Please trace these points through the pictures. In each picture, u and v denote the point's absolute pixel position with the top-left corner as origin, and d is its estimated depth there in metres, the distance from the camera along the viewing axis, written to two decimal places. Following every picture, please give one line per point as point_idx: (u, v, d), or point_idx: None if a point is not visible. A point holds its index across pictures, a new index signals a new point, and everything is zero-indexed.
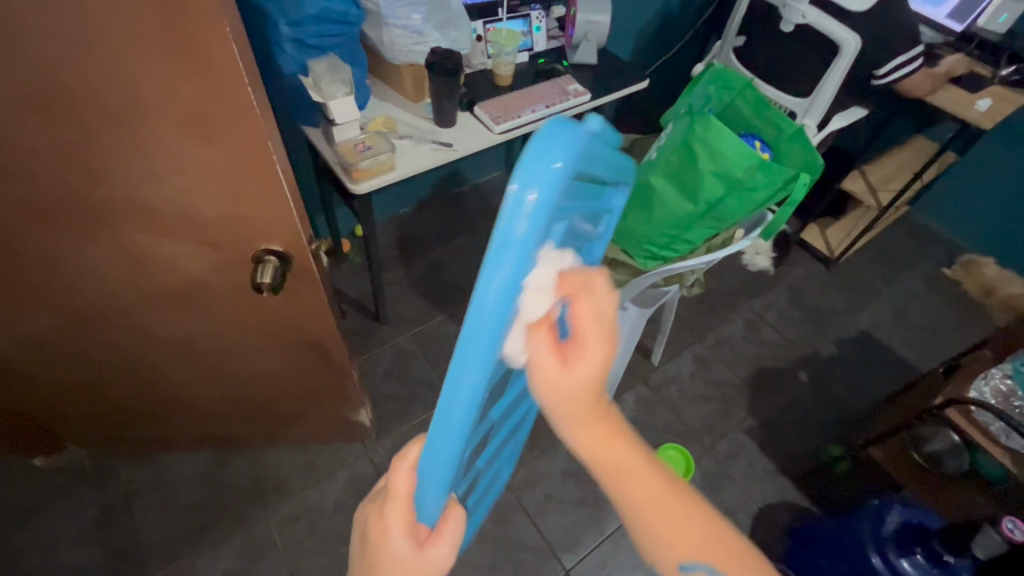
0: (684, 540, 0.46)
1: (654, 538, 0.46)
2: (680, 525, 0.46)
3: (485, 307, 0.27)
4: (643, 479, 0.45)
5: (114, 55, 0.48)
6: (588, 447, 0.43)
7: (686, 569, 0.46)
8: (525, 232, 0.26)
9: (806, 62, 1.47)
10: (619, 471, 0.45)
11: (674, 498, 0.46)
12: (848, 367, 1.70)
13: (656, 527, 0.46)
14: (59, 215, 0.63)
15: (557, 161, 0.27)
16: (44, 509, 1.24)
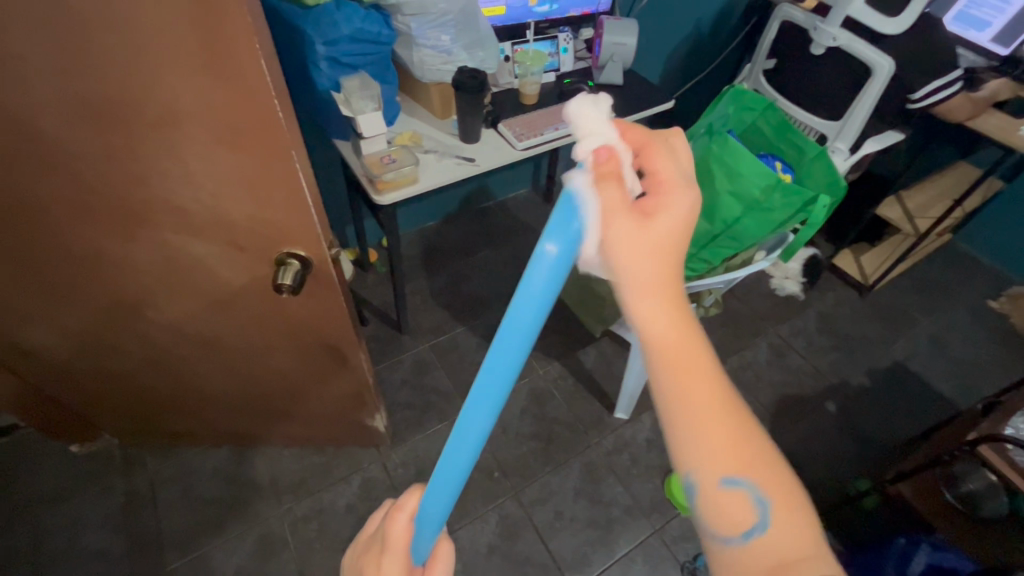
0: (727, 446, 0.44)
1: (700, 444, 0.44)
2: (725, 431, 0.45)
3: (551, 246, 0.34)
4: (702, 361, 0.46)
5: (157, 67, 0.52)
6: (660, 323, 0.45)
7: (726, 483, 0.44)
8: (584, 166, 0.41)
9: (837, 85, 1.45)
10: (677, 354, 0.45)
11: (730, 410, 0.45)
12: (880, 400, 1.63)
13: (706, 434, 0.44)
14: (102, 213, 0.68)
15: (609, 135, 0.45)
16: (75, 494, 1.31)
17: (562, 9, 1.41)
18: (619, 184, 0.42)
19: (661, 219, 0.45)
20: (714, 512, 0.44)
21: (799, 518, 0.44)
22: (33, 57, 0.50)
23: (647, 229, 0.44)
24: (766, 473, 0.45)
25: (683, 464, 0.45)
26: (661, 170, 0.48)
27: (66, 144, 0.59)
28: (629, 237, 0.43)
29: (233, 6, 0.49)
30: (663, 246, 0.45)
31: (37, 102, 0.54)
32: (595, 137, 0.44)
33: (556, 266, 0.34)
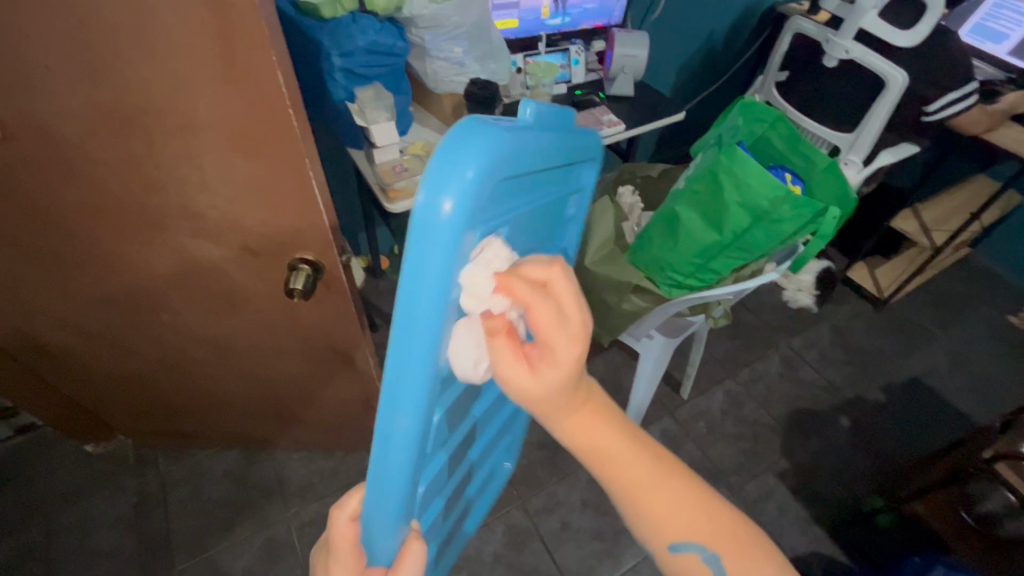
0: (672, 518, 0.46)
1: (646, 523, 0.46)
2: (669, 503, 0.46)
3: (442, 206, 0.30)
4: (629, 454, 0.45)
5: (177, 78, 0.54)
6: (574, 432, 0.44)
7: (675, 549, 0.46)
8: (451, 216, 0.30)
9: (850, 97, 1.45)
10: (601, 452, 0.45)
11: (670, 481, 0.46)
12: (895, 416, 1.59)
13: (654, 513, 0.46)
14: (122, 217, 0.70)
15: (469, 170, 0.30)
16: (89, 492, 1.33)
17: (574, 22, 1.44)
18: (503, 338, 0.39)
19: (548, 367, 0.40)
20: (674, 574, 0.47)
21: (757, 560, 0.47)
22: (61, 65, 0.52)
23: (531, 384, 0.40)
24: (713, 531, 0.46)
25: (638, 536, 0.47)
26: (541, 321, 0.38)
27: (90, 149, 0.61)
28: (517, 391, 0.41)
29: (252, 19, 0.51)
30: (548, 391, 0.41)
31: (64, 109, 0.56)
32: (480, 302, 0.36)
33: (456, 222, 0.31)
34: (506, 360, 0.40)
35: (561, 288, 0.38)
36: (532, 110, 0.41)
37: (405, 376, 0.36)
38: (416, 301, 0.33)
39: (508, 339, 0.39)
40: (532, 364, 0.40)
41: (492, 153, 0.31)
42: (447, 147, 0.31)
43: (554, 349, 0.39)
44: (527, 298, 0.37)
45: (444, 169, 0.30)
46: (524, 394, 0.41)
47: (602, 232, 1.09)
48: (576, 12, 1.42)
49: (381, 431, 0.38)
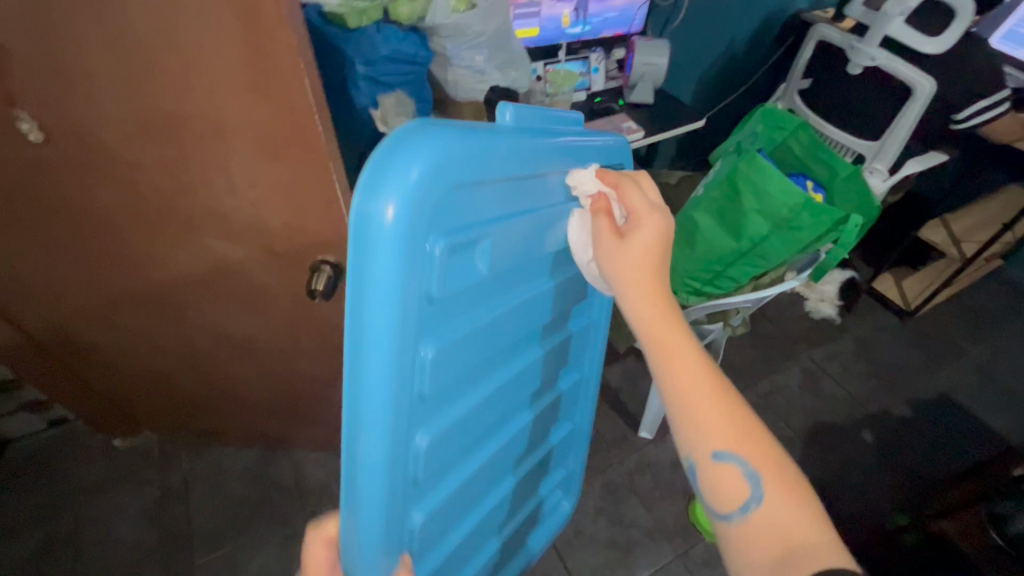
0: (720, 423, 0.45)
1: (693, 422, 0.46)
2: (717, 409, 0.46)
3: (379, 214, 0.35)
4: (690, 349, 0.47)
5: (210, 84, 0.57)
6: (644, 318, 0.48)
7: (718, 458, 0.45)
8: (385, 222, 0.35)
9: (876, 105, 1.42)
10: (668, 344, 0.47)
11: (721, 391, 0.47)
12: (922, 433, 1.55)
13: (700, 411, 0.46)
14: (155, 217, 0.73)
15: (405, 179, 0.35)
16: (115, 485, 1.37)
17: (595, 30, 1.44)
18: (604, 217, 0.50)
19: (645, 233, 0.48)
20: (713, 487, 0.45)
21: (799, 503, 0.44)
22: (99, 69, 0.55)
23: (620, 249, 0.48)
24: (759, 450, 0.45)
25: (681, 443, 0.47)
26: (636, 200, 0.49)
27: (126, 151, 0.64)
28: (611, 260, 0.49)
29: (280, 26, 0.53)
30: (636, 259, 0.48)
31: (102, 111, 0.59)
32: (593, 184, 0.53)
33: (394, 225, 0.35)
34: (603, 233, 0.50)
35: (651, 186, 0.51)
36: (510, 114, 0.48)
37: (367, 389, 0.41)
38: (370, 305, 0.38)
39: (608, 219, 0.50)
40: (623, 236, 0.49)
41: (423, 163, 0.35)
42: (384, 160, 0.35)
43: (642, 225, 0.48)
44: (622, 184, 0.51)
45: (380, 177, 0.35)
46: (616, 256, 0.48)
47: None
48: (598, 21, 1.42)
49: (351, 436, 0.43)
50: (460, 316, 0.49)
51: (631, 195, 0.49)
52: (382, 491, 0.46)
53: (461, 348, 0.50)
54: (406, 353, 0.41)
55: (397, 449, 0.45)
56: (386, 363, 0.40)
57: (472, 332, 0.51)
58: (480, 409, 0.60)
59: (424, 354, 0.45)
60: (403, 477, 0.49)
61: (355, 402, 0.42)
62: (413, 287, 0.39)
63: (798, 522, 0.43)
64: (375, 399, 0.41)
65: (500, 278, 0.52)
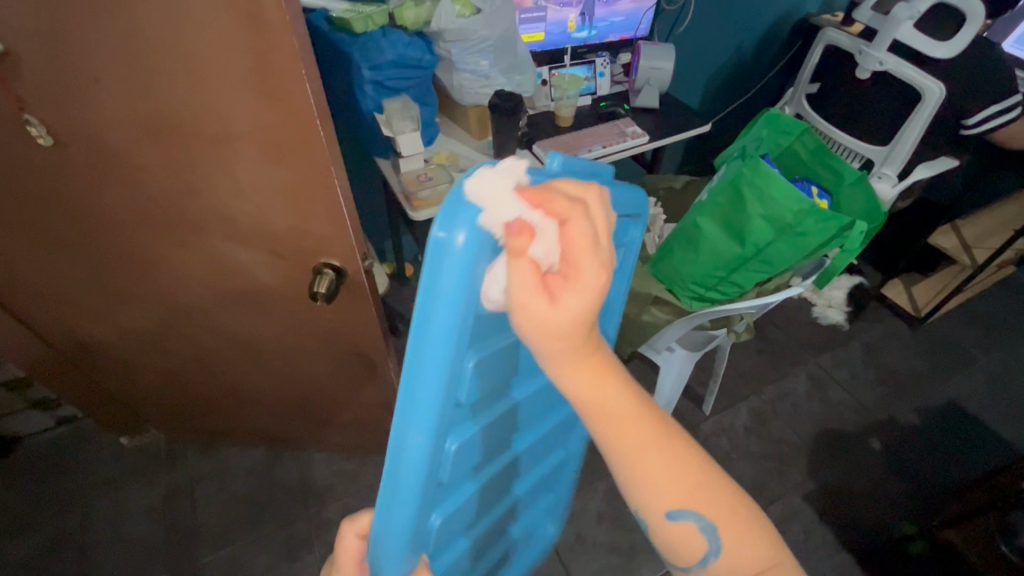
0: (673, 486, 0.43)
1: (644, 486, 0.43)
2: (672, 470, 0.43)
3: (454, 236, 0.33)
4: (638, 419, 0.42)
5: (215, 88, 0.58)
6: (581, 386, 0.40)
7: (673, 518, 0.44)
8: (461, 242, 0.33)
9: (885, 109, 1.41)
10: (614, 411, 0.41)
11: (674, 449, 0.44)
12: (932, 442, 1.52)
13: (650, 476, 0.43)
14: (162, 219, 0.74)
15: (485, 205, 0.34)
16: (122, 483, 1.39)
17: (600, 34, 1.45)
18: (526, 265, 0.34)
19: (581, 291, 0.35)
20: (671, 543, 0.45)
21: (757, 541, 0.46)
22: (107, 76, 0.56)
23: (551, 318, 0.35)
24: (712, 500, 0.44)
25: (633, 504, 0.45)
26: (579, 237, 0.35)
27: (133, 154, 0.65)
28: (536, 328, 0.36)
29: (284, 33, 0.53)
30: (565, 332, 0.36)
31: (111, 118, 0.60)
32: (511, 203, 0.34)
33: (468, 251, 0.34)
34: (522, 291, 0.35)
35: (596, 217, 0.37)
36: (560, 162, 0.42)
37: (417, 399, 0.40)
38: (433, 317, 0.37)
39: (534, 264, 0.34)
40: (552, 297, 0.35)
41: (505, 190, 0.34)
42: (466, 182, 0.34)
43: (582, 283, 0.35)
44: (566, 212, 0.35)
45: (463, 203, 0.34)
46: (544, 327, 0.36)
47: None
48: (604, 25, 1.44)
49: (397, 440, 0.42)
50: (502, 332, 0.48)
51: (575, 237, 0.35)
52: (415, 499, 0.45)
53: (501, 362, 0.50)
54: (457, 365, 0.41)
55: (434, 457, 0.45)
56: (436, 375, 0.39)
57: (510, 346, 0.51)
58: (505, 419, 0.59)
59: (467, 365, 0.44)
60: (433, 482, 0.48)
61: (407, 412, 0.41)
62: (475, 306, 0.38)
63: (752, 550, 0.46)
64: (424, 404, 0.41)
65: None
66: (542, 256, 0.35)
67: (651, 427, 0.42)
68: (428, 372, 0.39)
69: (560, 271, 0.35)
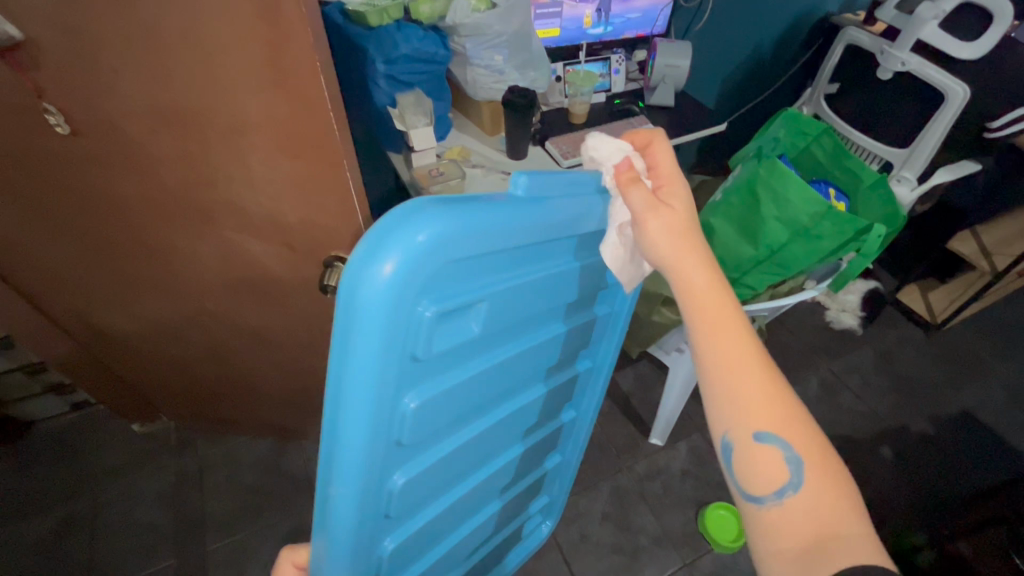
0: (766, 406, 0.46)
1: (735, 399, 0.46)
2: (763, 391, 0.46)
3: (380, 261, 0.40)
4: (742, 333, 0.47)
5: (232, 81, 0.58)
6: (690, 284, 0.48)
7: (760, 439, 0.45)
8: (382, 264, 0.40)
9: (906, 111, 1.38)
10: (714, 313, 0.47)
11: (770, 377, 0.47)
12: (945, 451, 1.49)
13: (741, 386, 0.46)
14: (176, 209, 0.75)
15: (409, 238, 0.40)
16: (133, 468, 1.41)
17: (616, 31, 1.43)
18: (639, 187, 0.50)
19: (679, 198, 0.51)
20: (753, 472, 0.45)
21: (845, 495, 0.44)
22: (123, 64, 0.56)
23: (671, 216, 0.49)
24: (801, 436, 0.45)
25: (719, 423, 0.47)
26: (661, 158, 0.53)
27: (150, 144, 0.65)
28: (658, 231, 0.49)
29: (298, 23, 0.53)
30: (681, 231, 0.49)
31: (126, 106, 0.61)
32: (616, 153, 0.54)
33: (392, 272, 0.40)
34: (644, 205, 0.49)
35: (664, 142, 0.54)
36: (525, 180, 0.48)
37: (343, 409, 0.46)
38: (356, 334, 0.42)
39: (640, 185, 0.50)
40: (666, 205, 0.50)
41: (426, 226, 0.41)
42: (393, 220, 0.41)
43: (674, 195, 0.51)
44: (645, 146, 0.55)
45: (392, 232, 0.41)
46: (659, 228, 0.49)
47: None
48: (620, 22, 1.42)
49: (330, 444, 0.48)
50: (449, 362, 0.54)
51: (663, 160, 0.52)
52: (348, 497, 0.51)
53: (449, 386, 0.55)
54: (391, 384, 0.47)
55: (368, 471, 0.51)
56: (364, 399, 0.45)
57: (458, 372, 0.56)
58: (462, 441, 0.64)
59: (406, 395, 0.51)
60: (377, 486, 0.54)
61: (334, 418, 0.47)
62: (397, 331, 0.44)
63: (838, 514, 0.43)
64: (354, 416, 0.46)
65: (497, 332, 0.57)
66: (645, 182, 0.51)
67: (751, 339, 0.47)
68: (356, 387, 0.44)
69: (659, 187, 0.52)
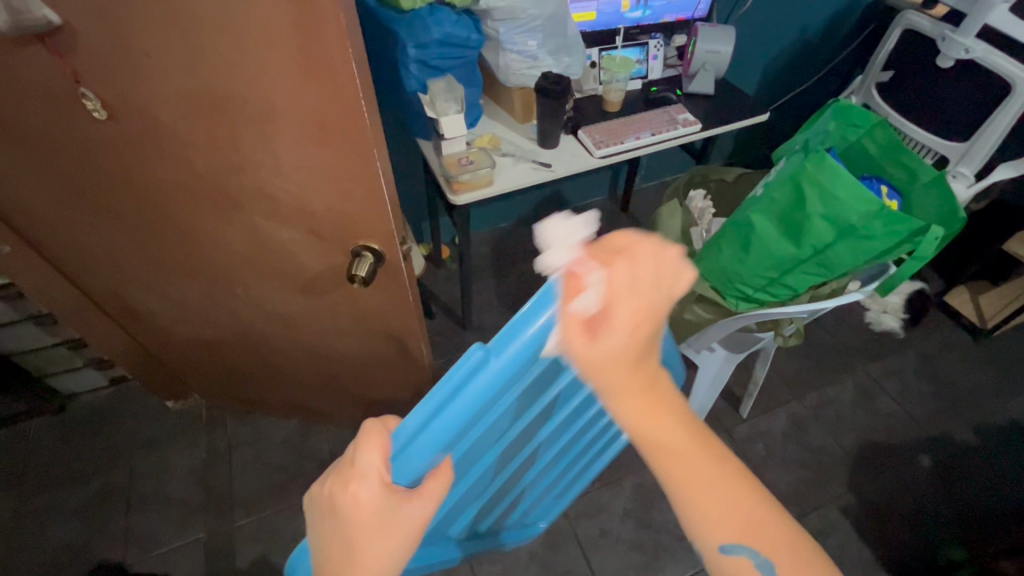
0: (731, 517, 0.42)
1: (698, 521, 0.42)
2: (728, 502, 0.42)
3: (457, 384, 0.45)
4: (685, 446, 0.42)
5: (264, 67, 0.57)
6: (630, 416, 0.41)
7: (727, 551, 0.42)
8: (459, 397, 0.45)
9: (968, 100, 1.29)
10: (655, 431, 0.41)
11: (717, 458, 0.43)
12: (986, 462, 1.43)
13: (702, 503, 0.42)
14: (207, 194, 0.75)
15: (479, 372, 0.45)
16: (167, 444, 1.46)
17: (655, 15, 1.37)
18: (570, 319, 0.38)
19: (623, 337, 0.37)
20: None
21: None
22: (158, 51, 0.56)
23: (593, 355, 0.37)
24: (770, 541, 0.42)
25: (685, 531, 0.44)
26: (621, 283, 0.36)
27: (183, 131, 0.65)
28: (576, 361, 0.39)
29: (330, 9, 0.52)
30: (608, 369, 0.38)
31: (158, 91, 0.60)
32: (561, 255, 0.38)
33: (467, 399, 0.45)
34: (572, 339, 0.38)
35: (630, 265, 0.37)
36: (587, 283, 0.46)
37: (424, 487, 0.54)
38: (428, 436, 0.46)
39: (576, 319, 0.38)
40: (596, 335, 0.37)
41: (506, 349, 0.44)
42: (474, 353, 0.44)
43: (619, 319, 0.37)
44: (605, 262, 0.37)
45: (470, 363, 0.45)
46: (583, 362, 0.38)
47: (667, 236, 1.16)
48: (659, 5, 1.35)
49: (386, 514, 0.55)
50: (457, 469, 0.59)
51: (615, 281, 0.36)
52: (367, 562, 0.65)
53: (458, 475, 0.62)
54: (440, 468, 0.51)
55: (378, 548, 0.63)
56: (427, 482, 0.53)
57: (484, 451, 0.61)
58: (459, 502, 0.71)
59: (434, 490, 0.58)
60: None
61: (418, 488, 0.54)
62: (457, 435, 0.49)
63: None
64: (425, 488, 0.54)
65: (499, 424, 0.57)
66: (576, 304, 0.37)
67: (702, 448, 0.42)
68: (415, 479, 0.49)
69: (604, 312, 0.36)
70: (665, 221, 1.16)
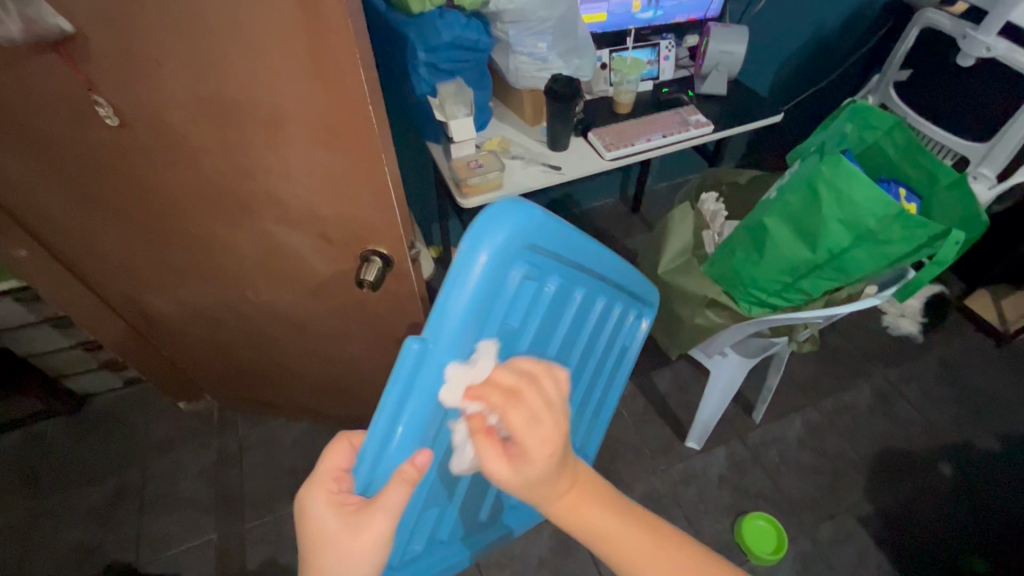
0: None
1: None
2: (669, 564, 0.50)
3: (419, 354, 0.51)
4: (621, 532, 0.50)
5: (274, 74, 0.57)
6: (564, 515, 0.50)
7: None
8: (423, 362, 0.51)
9: (989, 100, 1.26)
10: (591, 521, 0.50)
11: (636, 522, 0.51)
12: (1009, 471, 1.39)
13: (649, 568, 0.50)
14: (218, 200, 0.75)
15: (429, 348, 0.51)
16: (179, 445, 1.47)
17: (667, 15, 1.35)
18: (488, 439, 0.48)
19: (533, 459, 0.46)
20: None
21: None
22: (169, 58, 0.56)
23: (513, 477, 0.47)
24: None
25: None
26: (517, 418, 0.46)
27: (194, 137, 0.66)
28: (503, 480, 0.47)
29: (339, 15, 0.52)
30: (531, 482, 0.47)
31: (169, 98, 0.61)
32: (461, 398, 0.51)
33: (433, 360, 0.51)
34: (495, 462, 0.47)
35: (533, 397, 0.47)
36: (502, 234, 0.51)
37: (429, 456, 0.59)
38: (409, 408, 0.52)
39: (490, 439, 0.48)
40: (520, 459, 0.46)
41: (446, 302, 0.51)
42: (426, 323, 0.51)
43: (531, 449, 0.46)
44: (505, 401, 0.48)
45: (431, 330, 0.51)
46: (515, 480, 0.47)
47: (678, 243, 1.12)
48: (671, 5, 1.34)
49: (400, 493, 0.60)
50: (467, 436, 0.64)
51: (515, 421, 0.46)
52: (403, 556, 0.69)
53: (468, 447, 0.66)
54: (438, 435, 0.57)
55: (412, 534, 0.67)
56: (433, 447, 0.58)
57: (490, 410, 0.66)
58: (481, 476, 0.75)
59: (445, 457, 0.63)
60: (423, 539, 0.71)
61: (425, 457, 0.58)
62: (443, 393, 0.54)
63: None
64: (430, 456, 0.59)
65: None
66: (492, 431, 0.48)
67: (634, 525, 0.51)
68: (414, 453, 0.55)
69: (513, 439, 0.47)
70: (675, 227, 1.13)
